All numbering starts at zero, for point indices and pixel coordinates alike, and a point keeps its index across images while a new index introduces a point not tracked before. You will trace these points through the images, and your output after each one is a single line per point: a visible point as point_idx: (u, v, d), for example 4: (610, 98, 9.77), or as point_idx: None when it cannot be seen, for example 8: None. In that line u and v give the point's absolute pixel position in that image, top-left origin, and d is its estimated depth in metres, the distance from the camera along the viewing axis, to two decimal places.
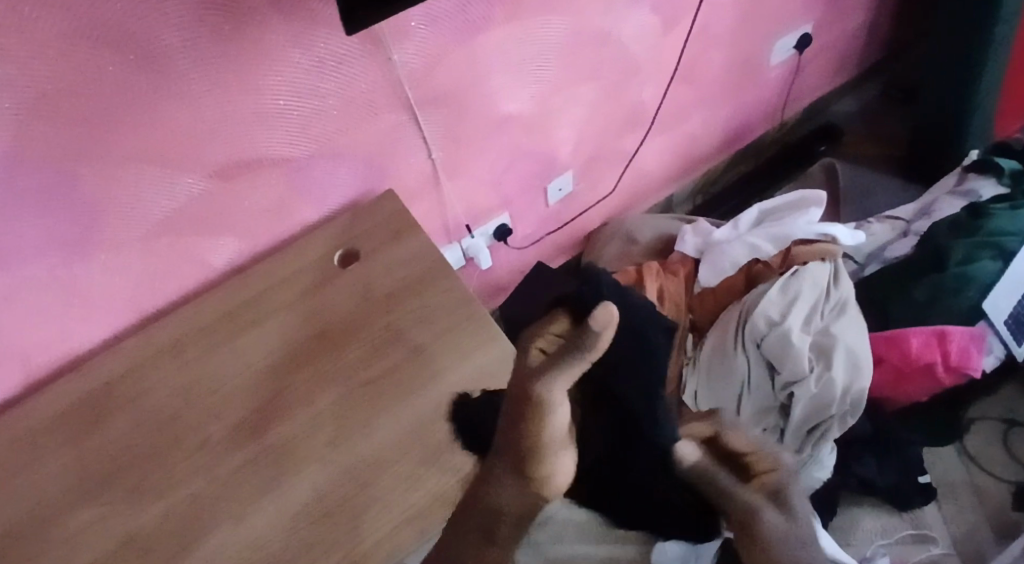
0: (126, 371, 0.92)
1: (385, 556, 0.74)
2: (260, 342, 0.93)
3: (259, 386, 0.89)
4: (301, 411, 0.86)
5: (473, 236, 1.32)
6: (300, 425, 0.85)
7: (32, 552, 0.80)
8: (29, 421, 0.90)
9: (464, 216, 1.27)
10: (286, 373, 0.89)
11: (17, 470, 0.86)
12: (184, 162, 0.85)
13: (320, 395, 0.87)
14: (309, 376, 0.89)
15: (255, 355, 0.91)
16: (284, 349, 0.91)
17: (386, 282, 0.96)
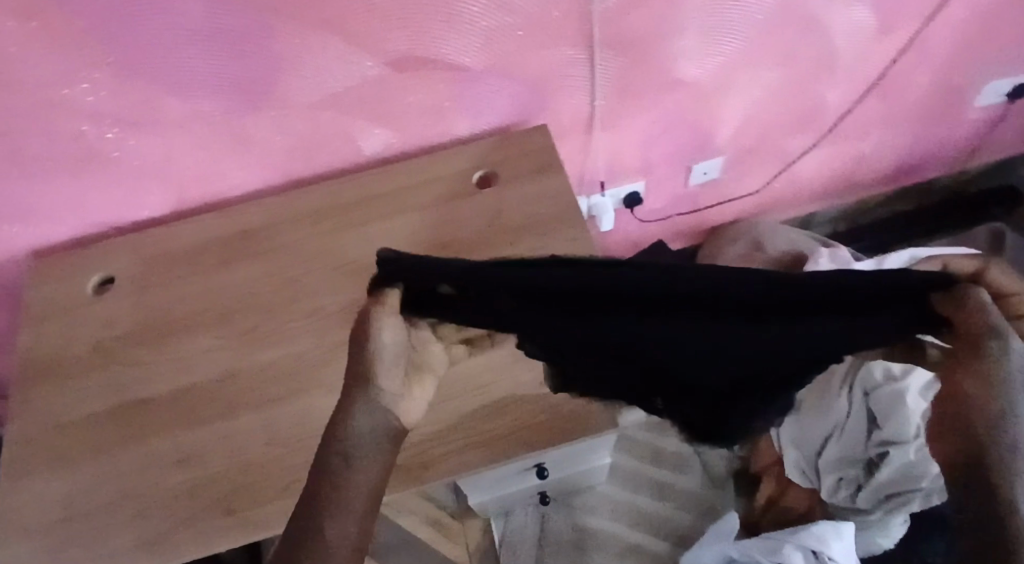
0: (262, 225, 0.98)
1: (452, 469, 0.76)
2: (387, 235, 0.96)
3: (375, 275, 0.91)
4: None
5: (603, 195, 1.30)
6: None
7: (149, 359, 0.88)
8: (170, 244, 0.98)
9: (603, 172, 1.25)
10: None
11: (151, 284, 0.95)
12: (369, 43, 0.87)
13: None
14: None
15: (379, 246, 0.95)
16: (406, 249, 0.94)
17: (517, 214, 0.96)
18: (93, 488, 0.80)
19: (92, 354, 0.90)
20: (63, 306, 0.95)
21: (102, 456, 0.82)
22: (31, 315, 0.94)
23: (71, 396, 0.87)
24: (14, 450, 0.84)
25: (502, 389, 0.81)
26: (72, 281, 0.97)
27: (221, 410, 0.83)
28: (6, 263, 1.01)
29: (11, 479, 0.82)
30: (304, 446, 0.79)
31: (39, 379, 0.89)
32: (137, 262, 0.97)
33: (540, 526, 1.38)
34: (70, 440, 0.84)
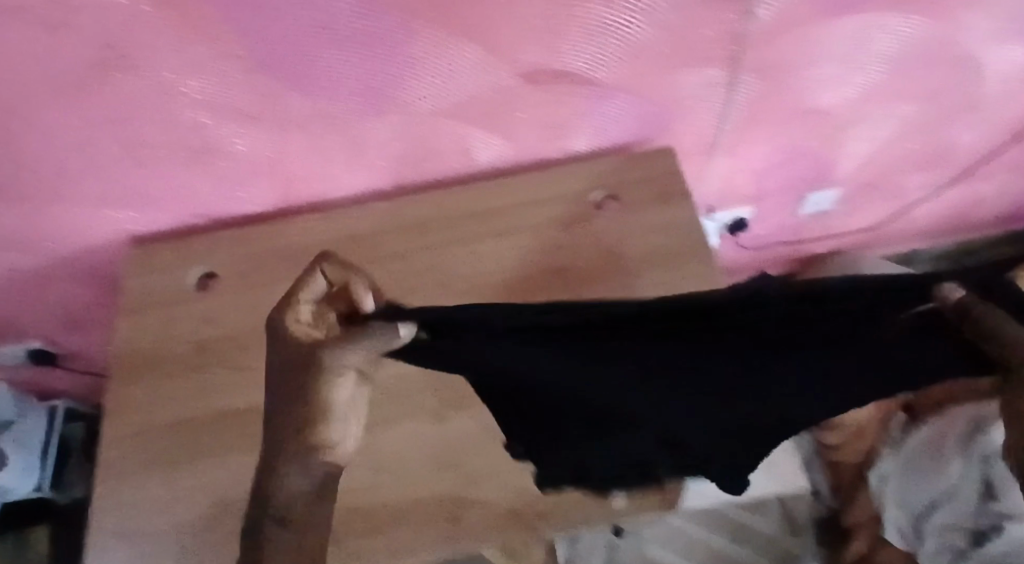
0: (369, 232, 0.94)
1: (572, 514, 0.76)
2: (501, 256, 0.91)
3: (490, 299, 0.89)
4: None
5: (709, 220, 1.23)
6: None
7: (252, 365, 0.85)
8: (274, 243, 0.94)
9: (714, 197, 1.18)
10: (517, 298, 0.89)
11: (256, 284, 0.92)
12: (507, 54, 0.81)
13: None
14: None
15: (492, 267, 0.91)
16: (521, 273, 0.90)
17: (638, 245, 0.91)
18: (195, 498, 0.79)
19: (195, 354, 0.88)
20: (166, 298, 0.92)
21: (205, 464, 0.80)
22: (132, 306, 0.92)
23: (173, 397, 0.85)
24: (113, 449, 0.83)
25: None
26: (173, 274, 0.94)
27: None
28: (104, 245, 0.98)
29: (112, 479, 0.81)
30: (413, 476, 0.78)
31: (139, 374, 0.87)
32: (240, 260, 0.94)
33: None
34: (173, 443, 0.82)
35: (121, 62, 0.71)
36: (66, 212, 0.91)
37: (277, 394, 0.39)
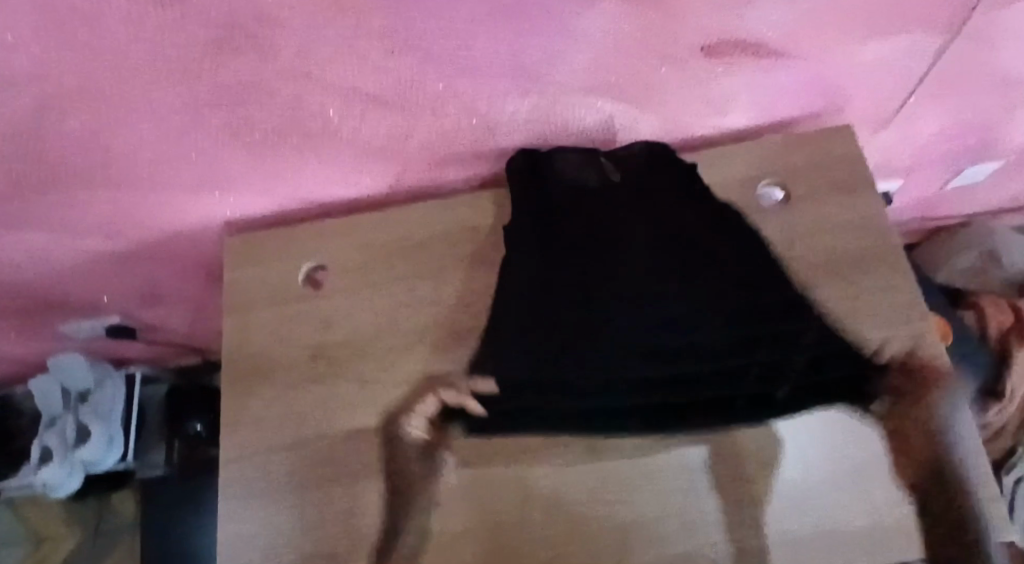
0: (497, 224, 0.82)
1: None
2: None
3: None
4: None
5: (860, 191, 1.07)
6: None
7: (380, 378, 0.77)
8: (391, 234, 0.83)
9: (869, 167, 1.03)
10: None
11: (372, 281, 0.81)
12: (693, 23, 0.66)
13: None
14: None
15: None
16: None
17: (815, 245, 0.78)
18: (327, 527, 0.72)
19: (313, 363, 0.79)
20: (272, 295, 0.83)
21: (336, 490, 0.73)
22: (236, 304, 0.83)
23: (291, 411, 0.77)
24: (233, 468, 0.76)
25: (814, 478, 0.70)
26: (279, 269, 0.83)
27: (466, 455, 0.72)
28: (196, 229, 0.88)
29: (237, 501, 0.75)
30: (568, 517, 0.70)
31: (252, 383, 0.79)
32: (353, 253, 0.83)
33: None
34: (296, 464, 0.75)
35: (236, 40, 0.58)
36: (160, 198, 0.81)
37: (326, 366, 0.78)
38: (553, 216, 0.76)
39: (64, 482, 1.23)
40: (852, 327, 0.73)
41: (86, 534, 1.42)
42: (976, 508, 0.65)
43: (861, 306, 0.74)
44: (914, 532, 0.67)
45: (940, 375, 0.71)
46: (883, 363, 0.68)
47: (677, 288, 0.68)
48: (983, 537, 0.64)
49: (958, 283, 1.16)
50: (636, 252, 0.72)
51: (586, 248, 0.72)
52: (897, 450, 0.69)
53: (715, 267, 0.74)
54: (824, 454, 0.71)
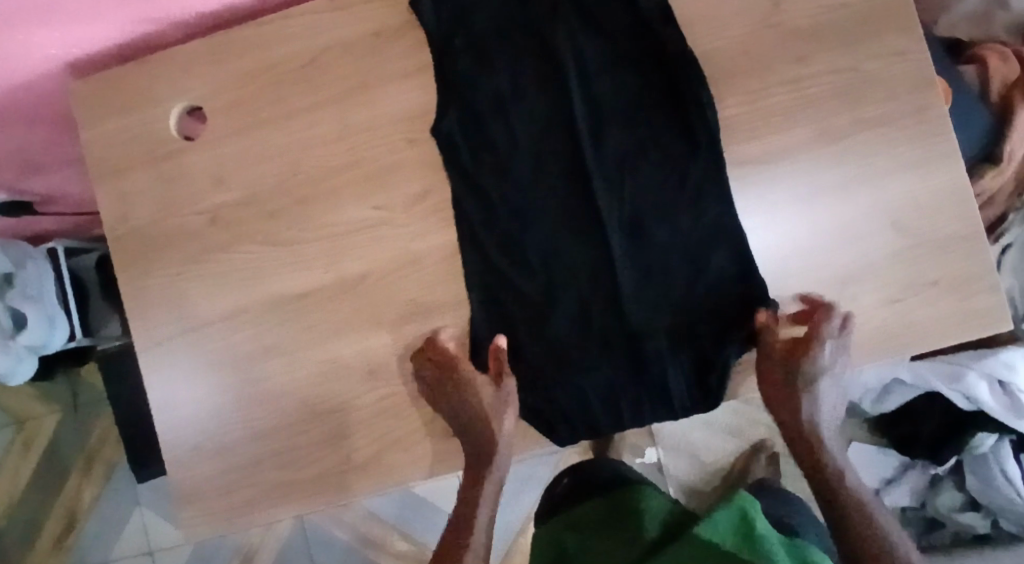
0: (400, 28, 0.64)
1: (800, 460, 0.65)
2: (603, 53, 0.63)
3: (574, 118, 0.63)
4: (632, 175, 0.62)
5: None
6: (641, 192, 0.62)
7: (296, 236, 0.66)
8: (270, 52, 0.65)
9: None
10: (621, 107, 0.62)
11: (262, 120, 0.66)
12: None
13: (650, 166, 0.62)
14: (646, 123, 0.62)
15: (583, 76, 0.63)
16: (628, 74, 0.62)
17: (800, 12, 0.61)
18: (271, 403, 0.66)
19: (212, 230, 0.67)
20: (146, 152, 0.67)
21: (272, 362, 0.66)
22: (107, 168, 0.68)
23: (201, 288, 0.67)
24: (152, 354, 0.68)
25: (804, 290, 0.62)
26: (145, 118, 0.67)
27: (408, 310, 0.65)
28: (31, 80, 0.69)
29: (166, 389, 0.67)
30: (531, 364, 0.64)
31: (149, 260, 0.67)
32: (230, 85, 0.66)
33: (732, 442, 1.12)
34: (222, 343, 0.67)
35: None
36: None
37: (233, 230, 0.66)
38: (470, 39, 0.63)
39: (14, 370, 1.04)
40: (840, 112, 0.61)
41: (64, 414, 1.28)
42: (979, 304, 0.61)
43: (852, 85, 0.61)
44: (910, 334, 0.62)
45: (948, 158, 0.61)
46: (854, 174, 0.61)
47: (619, 126, 0.62)
48: (978, 330, 0.62)
49: (959, 35, 0.94)
50: (573, 75, 0.62)
51: (515, 88, 0.63)
52: (897, 247, 0.61)
53: (671, 63, 0.61)
54: (815, 259, 0.62)
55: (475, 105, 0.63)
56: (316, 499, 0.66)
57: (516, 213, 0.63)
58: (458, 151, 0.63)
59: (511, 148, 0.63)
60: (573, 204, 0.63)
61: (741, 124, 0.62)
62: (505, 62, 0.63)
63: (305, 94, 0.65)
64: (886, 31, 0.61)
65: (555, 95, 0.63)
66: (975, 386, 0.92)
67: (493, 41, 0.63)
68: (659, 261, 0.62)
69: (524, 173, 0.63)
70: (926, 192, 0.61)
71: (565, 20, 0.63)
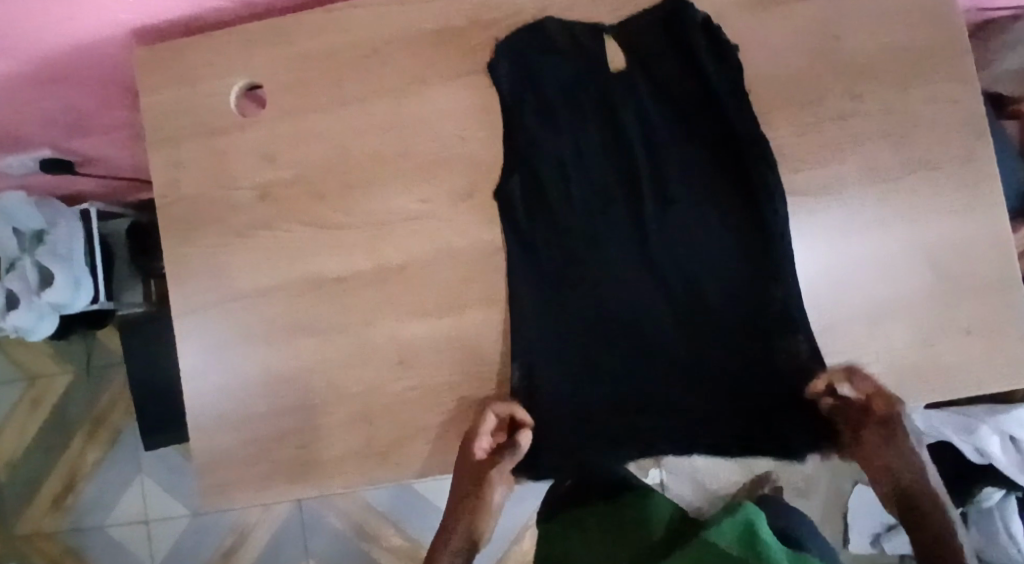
0: (464, 27, 0.65)
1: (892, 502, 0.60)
2: (660, 101, 0.64)
3: (634, 180, 0.64)
4: (687, 241, 0.63)
5: None
6: (693, 260, 0.63)
7: (341, 220, 0.66)
8: (334, 39, 0.66)
9: None
10: (681, 171, 0.64)
11: (318, 103, 0.67)
12: None
13: (706, 235, 0.63)
14: (704, 189, 0.63)
15: (646, 137, 0.64)
16: (690, 139, 0.64)
17: (859, 49, 0.62)
18: (298, 382, 0.67)
19: (259, 206, 0.68)
20: (202, 123, 0.69)
21: (303, 341, 0.67)
22: (162, 136, 0.69)
23: (241, 261, 0.68)
24: (185, 324, 0.68)
25: (837, 323, 0.62)
26: (205, 90, 0.68)
27: (443, 303, 0.65)
28: (97, 42, 0.70)
29: (196, 359, 0.68)
30: (554, 418, 0.64)
31: (194, 230, 0.68)
32: (291, 66, 0.67)
33: (737, 470, 1.12)
34: (256, 318, 0.68)
35: None
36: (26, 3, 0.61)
37: (278, 208, 0.67)
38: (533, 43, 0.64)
39: (36, 325, 1.06)
40: (889, 149, 0.62)
41: (77, 374, 1.29)
42: (1013, 353, 0.62)
43: (904, 125, 0.62)
44: (945, 379, 0.62)
45: (992, 205, 0.61)
46: (896, 213, 0.62)
47: (678, 193, 0.63)
48: (1011, 380, 0.62)
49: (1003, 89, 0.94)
50: (635, 139, 0.63)
51: (576, 147, 0.64)
52: (940, 328, 0.62)
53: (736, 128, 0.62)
54: (849, 293, 0.62)
55: (536, 156, 0.64)
56: (332, 481, 0.67)
57: (568, 272, 0.64)
58: (512, 197, 0.64)
59: (568, 207, 0.64)
60: (627, 268, 0.64)
61: (790, 152, 0.62)
62: (563, 117, 0.64)
63: (362, 81, 0.66)
64: (942, 77, 0.62)
65: (616, 157, 0.64)
66: (987, 439, 0.92)
67: (555, 94, 0.64)
68: (708, 334, 0.63)
69: (580, 234, 0.64)
70: (966, 238, 0.61)
71: (631, 86, 0.64)
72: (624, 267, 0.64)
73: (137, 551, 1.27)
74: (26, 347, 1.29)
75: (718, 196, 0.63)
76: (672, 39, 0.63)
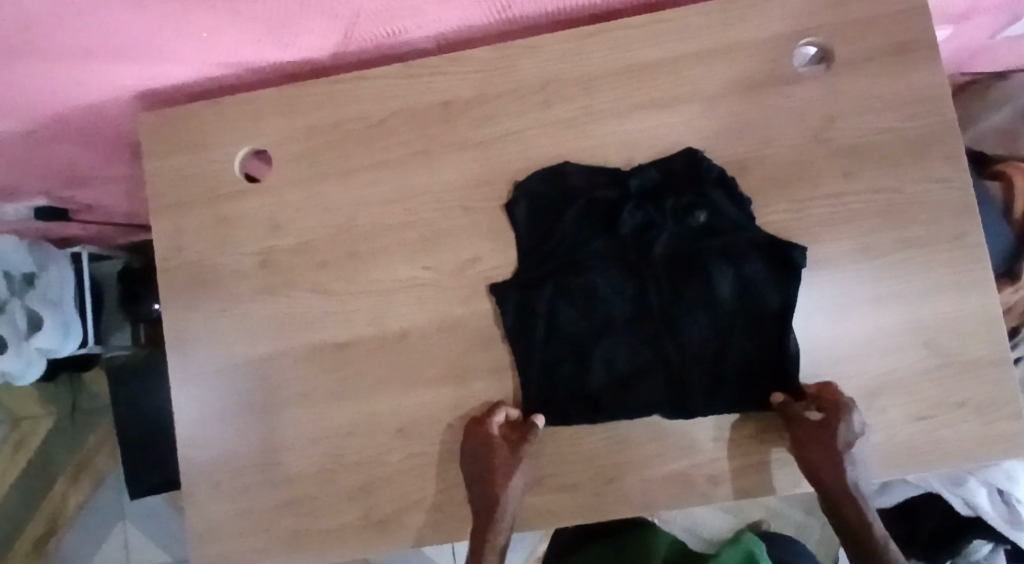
0: (469, 102, 0.66)
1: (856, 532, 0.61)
2: (678, 240, 0.64)
3: (643, 302, 0.64)
4: (694, 363, 0.63)
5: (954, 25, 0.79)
6: (701, 382, 0.63)
7: (343, 288, 0.67)
8: (341, 111, 0.67)
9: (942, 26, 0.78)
10: (691, 290, 0.63)
11: (324, 172, 0.68)
12: None
13: (714, 357, 0.63)
14: (713, 312, 0.63)
15: (656, 258, 0.64)
16: (702, 259, 0.63)
17: (855, 132, 0.64)
18: (296, 450, 0.67)
19: (261, 272, 0.68)
20: (206, 189, 0.69)
21: (302, 408, 0.67)
22: (166, 201, 0.69)
23: (241, 327, 0.68)
24: (185, 388, 0.68)
25: None
26: (211, 157, 0.69)
27: (444, 372, 0.66)
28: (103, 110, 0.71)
29: (192, 424, 0.68)
30: (553, 494, 0.65)
31: (194, 295, 0.68)
32: (297, 136, 0.68)
33: (729, 518, 1.12)
34: (255, 384, 0.67)
35: None
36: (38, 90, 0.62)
37: (280, 274, 0.68)
38: (537, 120, 0.66)
39: (24, 370, 1.04)
40: (881, 228, 0.64)
41: (61, 418, 1.27)
42: (998, 429, 0.63)
43: (897, 204, 0.64)
44: (935, 453, 0.63)
45: (981, 284, 0.63)
46: (888, 292, 0.63)
47: (688, 318, 0.63)
48: (999, 455, 0.63)
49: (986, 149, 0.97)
50: (647, 261, 0.64)
51: (584, 266, 0.64)
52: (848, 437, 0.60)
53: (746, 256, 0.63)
54: (843, 367, 0.63)
55: (544, 272, 0.64)
56: (328, 551, 0.66)
57: (572, 390, 0.64)
58: (508, 304, 0.65)
59: (573, 325, 0.64)
60: (632, 387, 0.64)
61: (785, 229, 0.64)
62: (581, 260, 0.64)
63: (367, 152, 0.68)
64: (934, 160, 0.63)
65: (624, 278, 0.64)
66: (975, 492, 0.92)
67: (571, 239, 0.65)
68: (713, 452, 0.64)
69: (585, 353, 0.64)
70: (958, 316, 0.63)
71: (649, 234, 0.64)
72: (628, 386, 0.64)
73: None
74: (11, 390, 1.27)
75: (730, 319, 0.63)
76: (688, 164, 0.64)
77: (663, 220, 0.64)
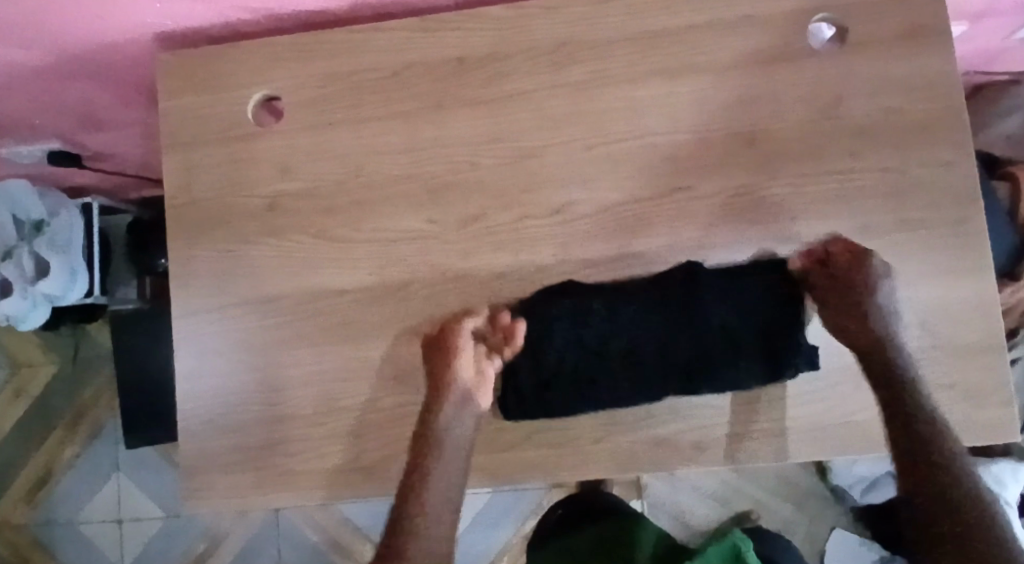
0: (483, 60, 0.67)
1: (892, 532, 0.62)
2: (679, 207, 0.65)
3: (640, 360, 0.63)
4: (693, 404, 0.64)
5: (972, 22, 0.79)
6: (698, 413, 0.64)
7: (347, 236, 0.68)
8: (357, 60, 0.68)
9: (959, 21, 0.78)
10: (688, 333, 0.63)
11: (334, 121, 0.68)
12: None
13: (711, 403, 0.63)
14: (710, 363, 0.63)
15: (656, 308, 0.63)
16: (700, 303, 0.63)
17: (864, 110, 0.64)
18: (292, 392, 0.67)
19: (267, 215, 0.69)
20: (219, 130, 0.70)
21: (300, 350, 0.68)
22: (178, 140, 0.70)
23: (245, 268, 0.69)
24: (185, 326, 0.69)
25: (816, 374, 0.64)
26: (225, 99, 0.70)
27: (441, 324, 0.66)
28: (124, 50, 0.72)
29: (192, 361, 0.69)
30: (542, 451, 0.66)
31: (200, 235, 0.69)
32: (310, 83, 0.69)
33: (716, 508, 1.12)
34: (255, 324, 0.68)
35: None
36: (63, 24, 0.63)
37: (285, 218, 0.68)
38: (550, 81, 0.66)
39: (28, 313, 1.03)
40: (884, 207, 0.64)
41: (63, 366, 1.28)
42: (985, 413, 0.63)
43: (902, 185, 0.64)
44: None
45: (979, 266, 0.63)
46: None
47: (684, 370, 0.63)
48: (985, 439, 0.63)
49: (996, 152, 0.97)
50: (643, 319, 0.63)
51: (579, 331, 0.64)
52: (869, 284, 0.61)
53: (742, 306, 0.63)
54: (835, 342, 0.64)
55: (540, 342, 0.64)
56: (315, 492, 0.67)
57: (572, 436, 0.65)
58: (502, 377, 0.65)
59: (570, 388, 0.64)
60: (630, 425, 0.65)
61: (788, 203, 0.64)
62: (584, 380, 0.63)
63: (379, 102, 0.68)
64: (941, 143, 0.64)
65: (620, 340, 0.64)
66: None
67: (570, 359, 0.63)
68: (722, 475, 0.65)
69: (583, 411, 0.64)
70: (954, 299, 0.63)
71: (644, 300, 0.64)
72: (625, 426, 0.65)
73: (106, 548, 1.25)
74: (15, 335, 1.29)
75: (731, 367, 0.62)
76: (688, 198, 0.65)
77: (669, 332, 0.63)
